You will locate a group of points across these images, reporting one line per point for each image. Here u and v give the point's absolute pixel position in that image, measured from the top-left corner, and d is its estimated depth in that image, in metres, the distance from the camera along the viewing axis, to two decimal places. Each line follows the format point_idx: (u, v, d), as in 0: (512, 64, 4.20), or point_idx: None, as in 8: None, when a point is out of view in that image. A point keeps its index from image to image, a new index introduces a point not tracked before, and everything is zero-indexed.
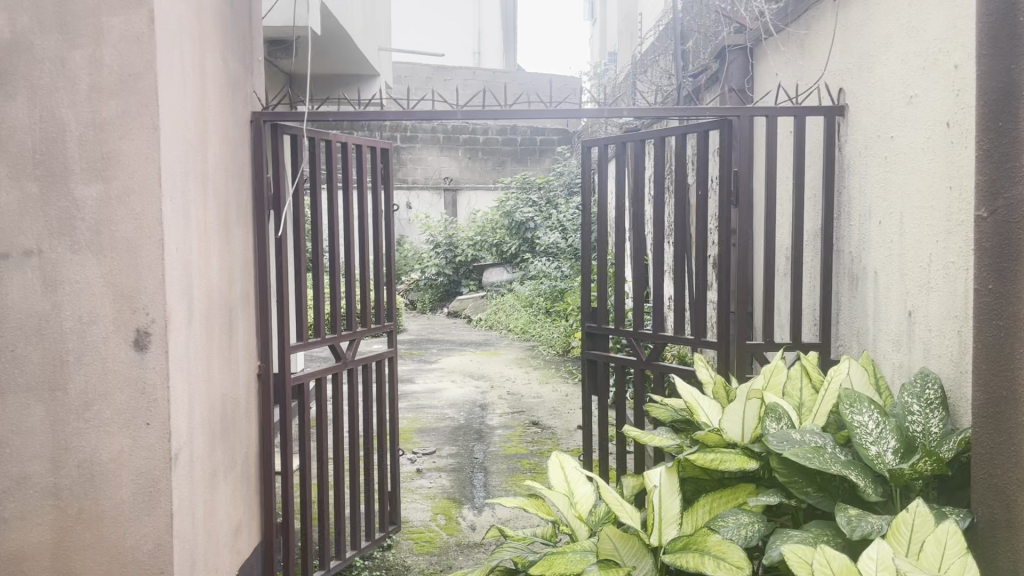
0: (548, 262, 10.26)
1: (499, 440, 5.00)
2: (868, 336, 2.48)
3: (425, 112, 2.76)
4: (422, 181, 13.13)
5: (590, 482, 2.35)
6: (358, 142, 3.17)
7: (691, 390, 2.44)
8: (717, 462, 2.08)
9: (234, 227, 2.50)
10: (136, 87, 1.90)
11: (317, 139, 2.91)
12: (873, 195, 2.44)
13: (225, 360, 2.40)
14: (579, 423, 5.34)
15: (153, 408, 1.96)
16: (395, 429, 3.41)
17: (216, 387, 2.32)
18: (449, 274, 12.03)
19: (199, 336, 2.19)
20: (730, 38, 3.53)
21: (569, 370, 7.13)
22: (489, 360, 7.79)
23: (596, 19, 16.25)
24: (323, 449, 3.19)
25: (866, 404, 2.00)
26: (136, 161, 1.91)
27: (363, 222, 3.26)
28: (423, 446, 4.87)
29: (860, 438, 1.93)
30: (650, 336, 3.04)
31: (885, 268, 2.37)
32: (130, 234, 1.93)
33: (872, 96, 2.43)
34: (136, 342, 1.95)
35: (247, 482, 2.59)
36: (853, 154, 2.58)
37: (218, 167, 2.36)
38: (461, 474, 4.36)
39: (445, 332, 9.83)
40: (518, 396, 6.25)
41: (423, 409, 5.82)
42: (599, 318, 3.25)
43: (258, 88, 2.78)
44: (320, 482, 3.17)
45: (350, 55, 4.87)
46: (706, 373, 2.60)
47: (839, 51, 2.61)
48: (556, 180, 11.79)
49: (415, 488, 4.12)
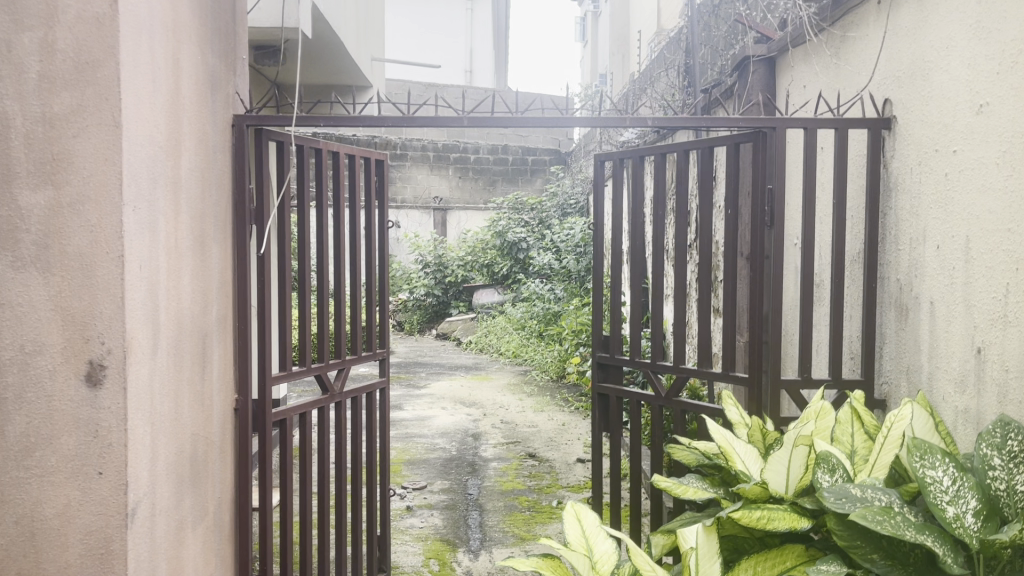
0: (542, 283, 9.99)
1: (494, 475, 4.69)
2: (922, 374, 2.22)
3: (429, 119, 2.48)
4: (411, 202, 12.84)
5: (610, 537, 2.07)
6: (351, 152, 2.88)
7: (725, 432, 2.15)
8: (765, 521, 1.79)
9: (210, 244, 2.21)
10: (94, 77, 1.62)
11: (306, 149, 2.62)
12: (928, 216, 2.19)
13: (197, 393, 2.11)
14: (578, 456, 5.04)
15: (106, 455, 1.67)
16: (386, 460, 3.12)
17: (184, 426, 2.02)
18: (438, 295, 11.62)
19: (165, 367, 1.90)
20: (753, 48, 3.35)
21: (565, 398, 6.83)
22: (481, 386, 7.47)
23: (586, 41, 16.16)
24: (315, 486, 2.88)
25: (940, 456, 1.74)
26: (92, 163, 1.64)
27: (355, 240, 2.97)
28: (414, 480, 4.56)
29: (934, 497, 1.67)
30: (670, 368, 2.75)
31: (942, 298, 2.12)
32: (85, 249, 1.65)
33: (927, 107, 2.19)
34: (88, 376, 1.66)
35: (220, 531, 2.28)
36: (901, 170, 2.33)
37: (193, 175, 2.08)
38: (454, 512, 4.05)
39: (434, 355, 9.48)
40: (512, 425, 5.94)
41: (413, 439, 5.51)
42: (611, 347, 2.98)
43: (242, 89, 2.50)
44: (314, 519, 2.88)
45: (344, 65, 4.63)
46: (736, 414, 2.31)
47: (888, 58, 2.36)
48: (550, 202, 11.59)
49: (406, 528, 3.81)
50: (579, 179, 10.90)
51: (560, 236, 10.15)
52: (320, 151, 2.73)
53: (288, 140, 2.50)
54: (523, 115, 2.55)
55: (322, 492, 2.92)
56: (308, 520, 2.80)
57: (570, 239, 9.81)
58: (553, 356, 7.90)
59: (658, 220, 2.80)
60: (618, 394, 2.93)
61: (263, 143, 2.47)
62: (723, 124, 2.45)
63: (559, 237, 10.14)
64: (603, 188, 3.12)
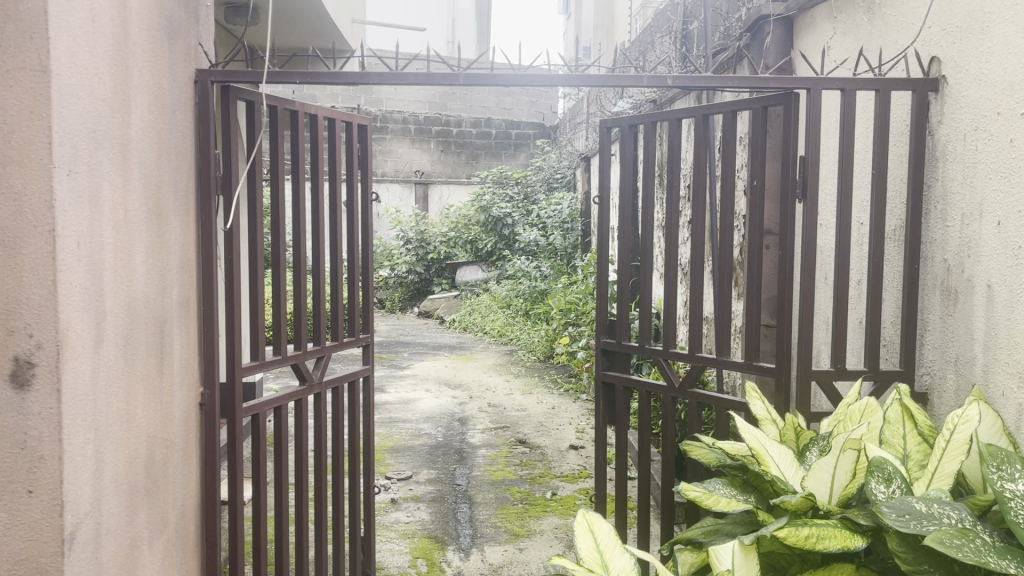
0: (527, 260, 9.71)
1: (483, 463, 4.44)
2: (975, 366, 1.97)
3: (418, 75, 2.19)
4: (391, 175, 12.46)
5: (627, 552, 1.81)
6: (330, 116, 2.58)
7: (755, 432, 1.90)
8: (814, 541, 1.53)
9: (169, 217, 1.92)
10: (15, 11, 1.33)
11: (279, 110, 2.32)
12: (985, 187, 1.93)
13: (153, 388, 1.83)
14: (571, 443, 4.79)
15: (37, 471, 1.39)
16: (370, 446, 2.85)
17: (137, 427, 1.74)
18: (420, 272, 11.38)
19: (112, 361, 1.61)
20: (771, 5, 3.06)
21: (554, 379, 6.60)
22: (467, 366, 7.22)
23: (570, 12, 15.79)
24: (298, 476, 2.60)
25: (1019, 465, 1.50)
26: (14, 117, 1.35)
27: (337, 215, 2.67)
28: (398, 469, 4.30)
29: (1016, 515, 1.42)
30: (684, 356, 2.50)
31: (1002, 282, 1.87)
32: (6, 222, 1.36)
33: (986, 63, 1.92)
34: (12, 375, 1.37)
35: (183, 542, 2.01)
36: (951, 137, 2.08)
37: (147, 135, 1.79)
38: (441, 504, 3.79)
39: (416, 334, 9.23)
40: (500, 408, 5.70)
41: (396, 424, 5.25)
42: (618, 332, 2.72)
43: (207, 40, 2.20)
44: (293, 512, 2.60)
45: (324, 28, 4.31)
46: (763, 409, 2.06)
47: (940, 10, 2.09)
48: (535, 176, 11.25)
49: (391, 523, 3.55)
50: (566, 153, 10.58)
51: (546, 211, 9.82)
52: (296, 114, 2.43)
53: (260, 100, 2.21)
54: (525, 72, 2.26)
55: (300, 483, 2.64)
56: (284, 515, 2.53)
57: (557, 214, 9.45)
58: (540, 335, 7.67)
59: (672, 195, 2.54)
60: (626, 383, 2.68)
61: (230, 103, 2.18)
62: (751, 83, 2.18)
63: (545, 213, 9.83)
64: (609, 158, 2.84)
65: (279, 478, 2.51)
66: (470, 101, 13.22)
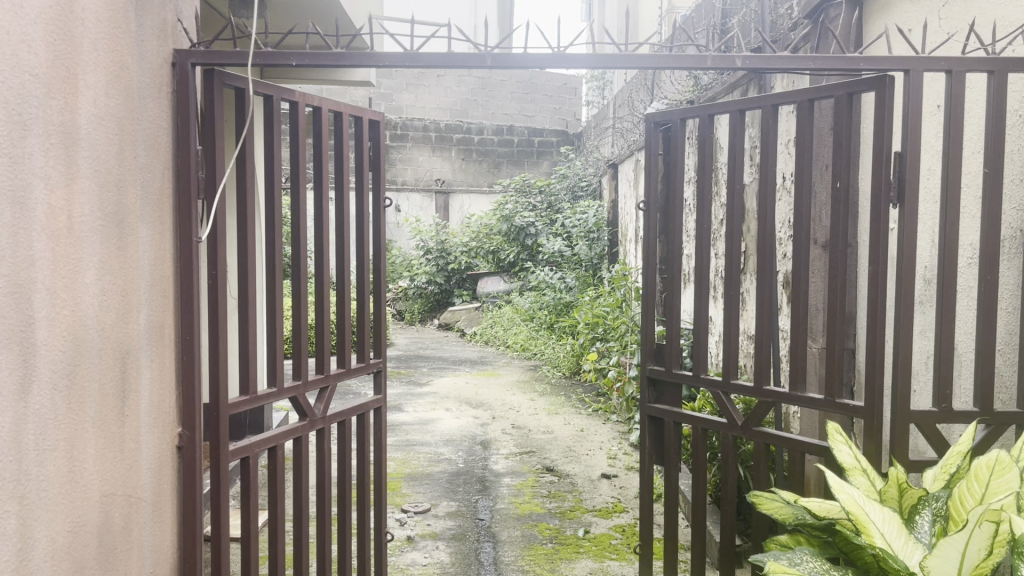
0: (550, 271, 9.33)
1: (508, 494, 4.07)
2: None
3: (439, 55, 1.85)
4: (411, 183, 12.12)
5: None
6: (336, 109, 2.23)
7: (850, 491, 1.51)
8: None
9: (134, 224, 1.58)
10: None
11: (273, 100, 1.97)
12: None
13: (108, 433, 1.48)
14: (602, 471, 4.41)
15: None
16: (382, 478, 2.49)
17: (86, 481, 1.40)
18: (439, 283, 11.05)
19: (47, 410, 1.27)
20: None
21: (581, 398, 6.21)
22: (488, 382, 6.86)
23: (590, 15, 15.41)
24: (296, 511, 2.21)
25: None
26: None
27: (342, 226, 2.31)
28: (415, 501, 3.94)
29: None
30: (748, 389, 2.13)
31: None
32: None
33: None
34: None
35: None
36: None
37: (99, 125, 1.44)
38: (462, 544, 3.42)
39: (436, 347, 8.89)
40: (525, 430, 5.33)
41: (414, 448, 4.89)
42: (668, 359, 2.35)
43: (189, 15, 1.86)
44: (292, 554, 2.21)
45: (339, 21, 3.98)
46: (851, 458, 1.68)
47: None
48: (559, 184, 10.85)
49: (406, 565, 3.19)
50: (592, 159, 10.18)
51: (570, 220, 9.43)
52: (295, 104, 2.08)
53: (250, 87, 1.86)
54: (563, 54, 1.92)
55: (300, 518, 2.22)
56: (280, 558, 2.12)
57: (582, 222, 9.06)
58: (565, 349, 7.29)
59: (734, 198, 2.17)
60: (677, 418, 2.32)
61: (215, 90, 1.83)
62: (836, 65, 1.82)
63: (570, 222, 9.44)
64: (656, 157, 2.48)
65: (274, 518, 2.11)
66: (491, 108, 13.03)
